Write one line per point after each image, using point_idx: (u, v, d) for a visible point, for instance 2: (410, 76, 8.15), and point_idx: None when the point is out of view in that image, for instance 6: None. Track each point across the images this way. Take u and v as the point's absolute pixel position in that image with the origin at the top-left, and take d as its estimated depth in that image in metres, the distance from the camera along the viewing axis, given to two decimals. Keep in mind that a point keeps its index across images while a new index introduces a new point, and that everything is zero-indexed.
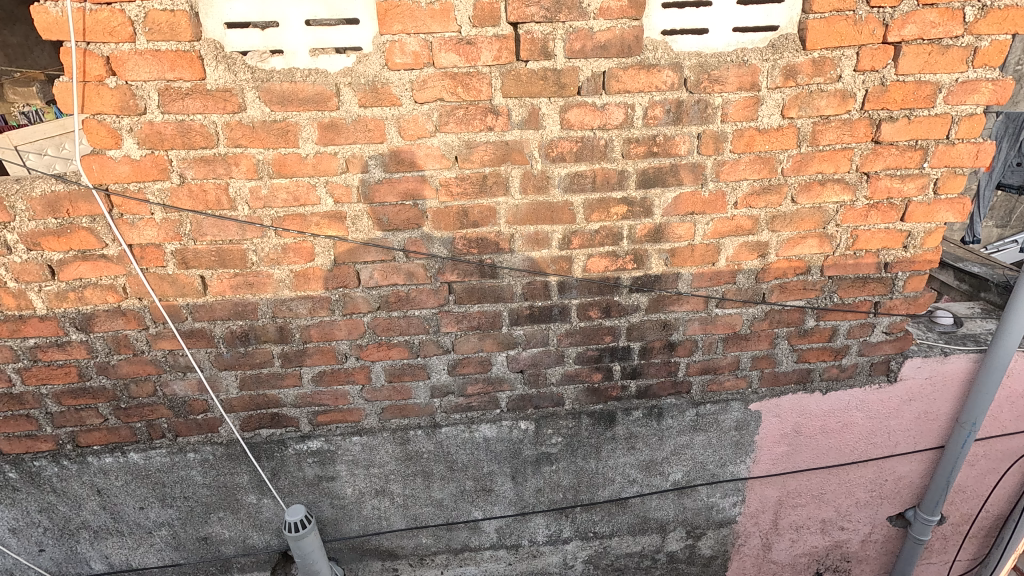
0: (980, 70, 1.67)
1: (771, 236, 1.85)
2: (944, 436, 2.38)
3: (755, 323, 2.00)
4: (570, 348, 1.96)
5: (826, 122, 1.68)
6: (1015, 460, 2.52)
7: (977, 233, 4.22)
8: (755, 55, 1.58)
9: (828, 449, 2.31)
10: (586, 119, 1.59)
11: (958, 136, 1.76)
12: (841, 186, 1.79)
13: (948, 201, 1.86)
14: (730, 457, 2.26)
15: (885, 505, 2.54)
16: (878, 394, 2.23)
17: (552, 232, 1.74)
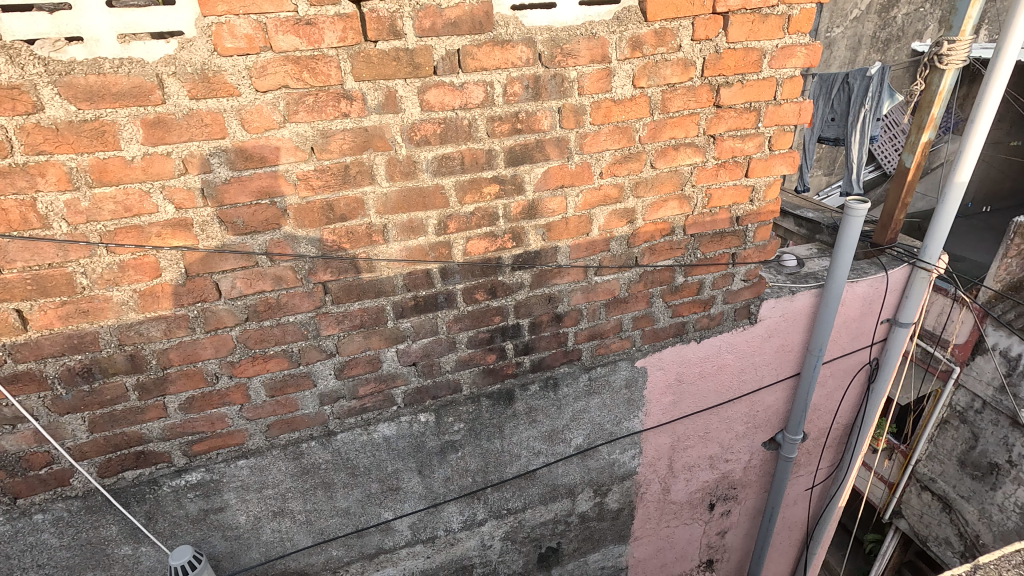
0: (795, 36, 1.86)
1: (636, 202, 1.94)
2: (798, 364, 2.70)
3: (632, 285, 2.12)
4: (461, 333, 1.94)
5: (673, 89, 1.78)
6: (854, 375, 2.93)
7: (807, 183, 4.82)
8: (602, 28, 1.62)
9: (708, 392, 2.53)
10: (446, 100, 1.55)
11: (783, 96, 1.96)
12: (692, 149, 1.92)
13: (781, 155, 2.08)
14: (625, 414, 2.40)
15: (759, 433, 2.84)
16: (744, 336, 2.47)
17: (427, 218, 1.70)
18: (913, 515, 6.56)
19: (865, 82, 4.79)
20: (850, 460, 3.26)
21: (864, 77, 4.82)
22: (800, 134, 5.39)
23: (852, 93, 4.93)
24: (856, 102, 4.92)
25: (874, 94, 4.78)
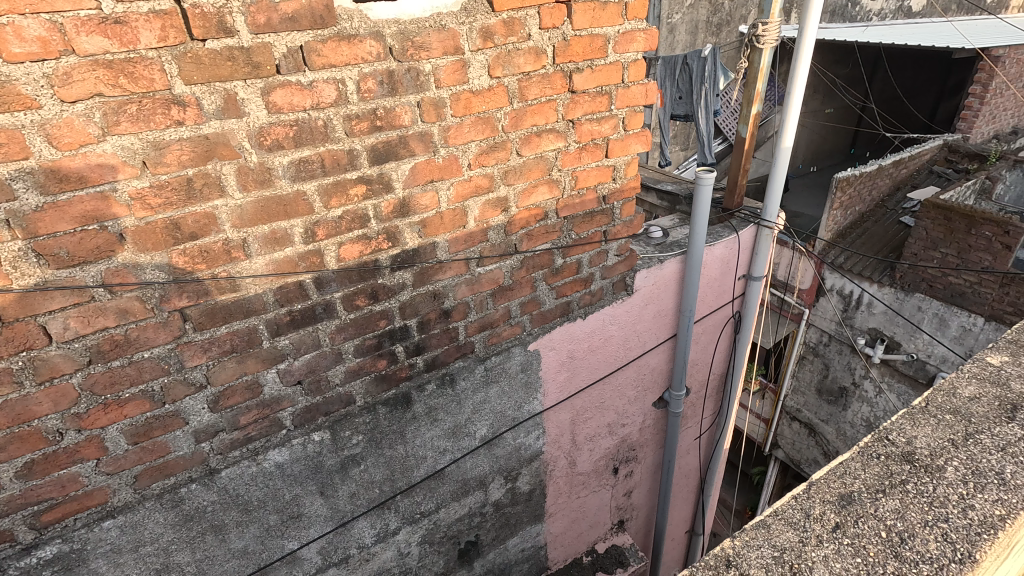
0: (633, 21, 1.98)
1: (508, 190, 1.98)
2: (674, 326, 2.93)
3: (514, 272, 2.16)
4: (345, 343, 1.86)
5: (529, 77, 1.83)
6: (722, 329, 3.24)
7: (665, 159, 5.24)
8: (452, 20, 1.62)
9: (598, 364, 2.67)
10: (295, 100, 1.46)
11: (630, 79, 2.08)
12: (554, 134, 1.98)
13: (635, 135, 2.21)
14: (525, 397, 2.45)
15: (649, 395, 3.05)
16: (623, 307, 2.62)
17: (291, 227, 1.59)
18: (787, 444, 7.44)
19: (701, 63, 5.30)
20: (728, 405, 3.61)
21: (700, 59, 5.31)
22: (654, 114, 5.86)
23: (693, 73, 5.45)
24: (697, 82, 5.45)
25: (710, 74, 5.34)
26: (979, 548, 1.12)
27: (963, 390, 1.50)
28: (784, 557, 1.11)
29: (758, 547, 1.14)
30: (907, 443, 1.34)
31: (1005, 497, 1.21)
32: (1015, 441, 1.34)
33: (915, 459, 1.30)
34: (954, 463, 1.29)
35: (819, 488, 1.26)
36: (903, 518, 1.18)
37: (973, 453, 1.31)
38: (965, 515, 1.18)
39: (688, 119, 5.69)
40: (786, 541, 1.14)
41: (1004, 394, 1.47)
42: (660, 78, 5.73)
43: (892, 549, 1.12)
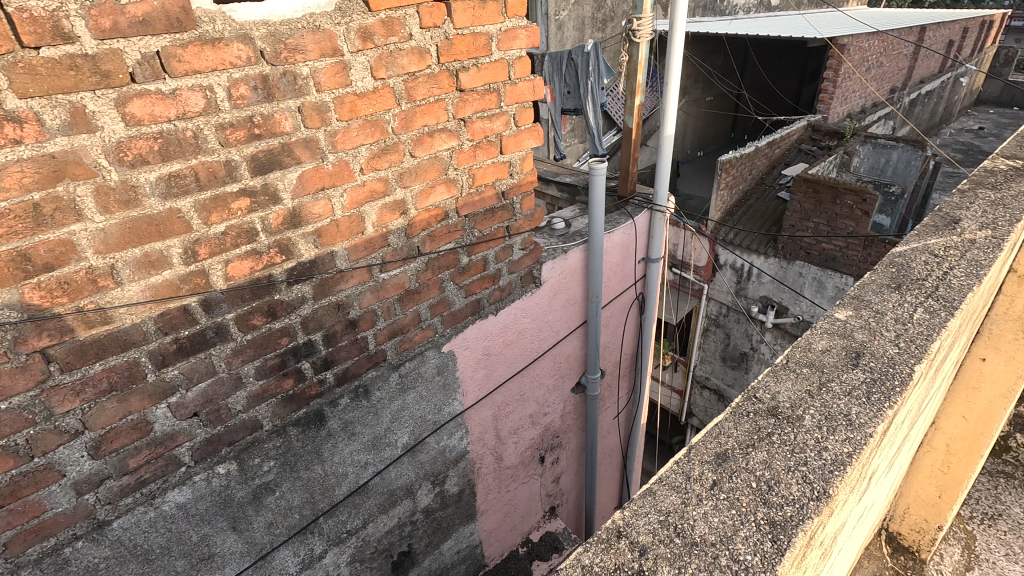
0: (514, 19, 2.01)
1: (405, 193, 1.94)
2: (584, 313, 3.04)
3: (420, 275, 2.13)
4: (245, 366, 1.75)
5: (414, 78, 1.81)
6: (628, 311, 3.41)
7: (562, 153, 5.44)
8: (326, 20, 1.56)
9: (514, 357, 2.70)
10: (156, 110, 1.35)
11: (516, 76, 2.12)
12: (446, 134, 1.98)
13: (527, 130, 2.26)
14: (444, 399, 2.43)
15: (566, 382, 3.14)
16: (533, 299, 2.67)
17: (167, 248, 1.47)
18: (700, 411, 7.96)
19: (586, 58, 5.59)
20: (641, 382, 3.82)
21: (584, 54, 5.60)
22: (546, 109, 6.06)
23: (578, 67, 5.72)
24: (583, 75, 5.74)
25: (593, 67, 5.66)
26: (841, 483, 0.90)
27: (818, 343, 1.23)
28: (667, 522, 0.87)
29: (641, 507, 0.90)
30: (771, 398, 1.09)
31: (857, 435, 0.99)
32: (867, 382, 1.10)
33: (778, 412, 1.06)
34: (811, 410, 1.05)
35: (691, 449, 1.01)
36: (770, 467, 0.95)
37: (830, 398, 1.08)
38: (822, 455, 0.96)
39: (579, 112, 5.96)
40: (668, 506, 0.89)
41: (850, 343, 1.22)
42: (548, 75, 5.95)
43: (761, 499, 0.90)
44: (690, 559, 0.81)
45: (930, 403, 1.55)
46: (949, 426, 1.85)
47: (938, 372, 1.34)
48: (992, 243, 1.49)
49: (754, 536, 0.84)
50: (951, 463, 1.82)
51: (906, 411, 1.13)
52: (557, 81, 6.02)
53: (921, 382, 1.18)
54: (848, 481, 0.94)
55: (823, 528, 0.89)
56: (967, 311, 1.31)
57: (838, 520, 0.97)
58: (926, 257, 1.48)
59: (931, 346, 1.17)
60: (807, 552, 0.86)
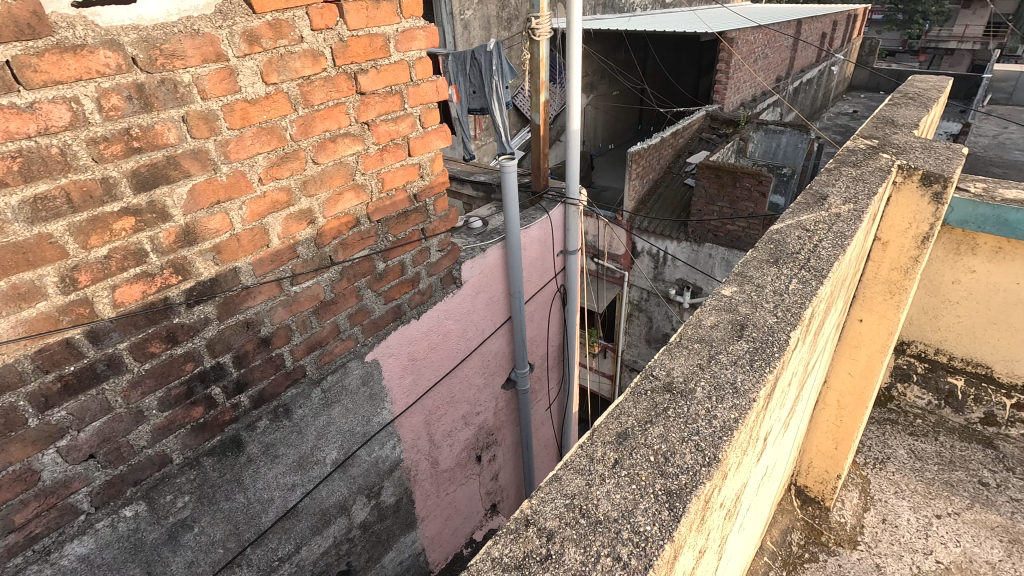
0: (411, 19, 1.99)
1: (310, 202, 1.87)
2: (507, 309, 3.08)
3: (334, 285, 2.06)
4: (146, 399, 1.62)
5: (310, 82, 1.74)
6: (551, 304, 3.49)
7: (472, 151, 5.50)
8: (205, 24, 1.47)
9: (440, 360, 2.69)
10: (12, 126, 1.21)
11: (418, 77, 2.10)
12: (350, 138, 1.92)
13: (434, 131, 2.24)
14: (372, 409, 2.37)
15: (495, 379, 3.17)
16: (455, 300, 2.67)
17: (41, 278, 1.33)
18: None
19: (489, 57, 5.66)
20: (569, 373, 3.93)
21: (487, 53, 5.66)
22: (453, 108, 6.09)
23: (482, 67, 5.73)
24: (487, 75, 5.76)
25: (497, 67, 5.71)
26: (729, 448, 0.92)
27: (708, 318, 1.25)
28: (572, 505, 0.86)
29: (546, 490, 0.88)
30: (666, 374, 1.10)
31: (743, 401, 1.01)
32: (750, 351, 1.13)
33: (673, 386, 1.06)
34: (702, 382, 1.07)
35: (594, 432, 0.99)
36: (666, 440, 0.95)
37: (718, 369, 1.09)
38: (712, 423, 0.97)
39: (486, 111, 6.05)
40: (573, 489, 0.88)
41: (735, 316, 1.24)
42: (452, 75, 5.90)
43: (658, 471, 0.90)
44: (593, 538, 0.81)
45: (817, 366, 1.68)
46: (837, 383, 2.08)
47: (819, 336, 1.42)
48: (855, 215, 1.59)
49: (653, 507, 0.83)
50: (843, 416, 2.09)
51: (786, 377, 1.16)
52: (462, 80, 6.05)
53: (800, 347, 1.22)
54: (737, 443, 0.96)
55: (717, 491, 0.91)
56: (835, 278, 1.37)
57: (736, 483, 1.00)
58: (799, 232, 1.55)
59: (804, 312, 1.21)
60: (704, 516, 0.88)
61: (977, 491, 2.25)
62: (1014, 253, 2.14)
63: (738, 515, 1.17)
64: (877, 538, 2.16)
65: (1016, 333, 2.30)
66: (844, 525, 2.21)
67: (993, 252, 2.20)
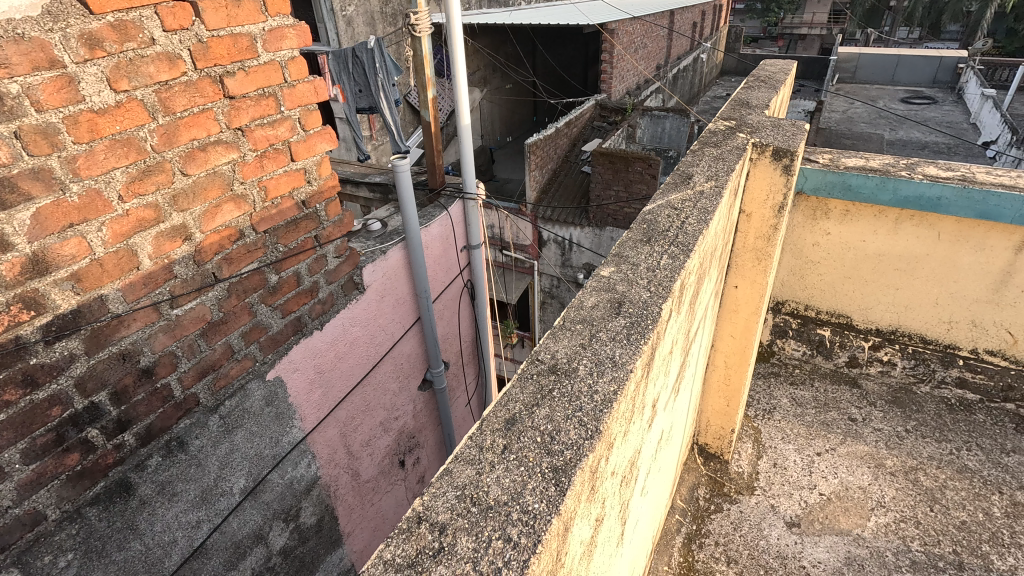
0: (278, 18, 1.90)
1: (184, 217, 1.74)
2: (415, 310, 3.07)
3: (222, 303, 1.93)
4: (6, 453, 1.43)
5: (168, 88, 1.61)
6: (459, 301, 3.52)
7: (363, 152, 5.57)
8: (32, 27, 1.31)
9: (348, 370, 2.62)
10: None
11: (292, 78, 2.00)
12: (222, 146, 1.80)
13: (317, 133, 2.15)
14: (280, 428, 2.25)
15: (408, 381, 3.16)
16: (359, 306, 2.60)
17: None
18: None
19: (370, 54, 5.53)
20: (485, 366, 3.99)
21: (367, 51, 5.53)
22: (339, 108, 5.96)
23: (364, 65, 5.64)
24: (371, 72, 5.66)
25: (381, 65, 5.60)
26: (610, 419, 0.93)
27: (588, 300, 1.27)
28: (464, 495, 0.85)
29: (436, 485, 0.86)
30: (551, 356, 1.11)
31: (621, 373, 1.01)
32: (627, 326, 1.14)
33: (557, 367, 1.07)
34: (584, 360, 1.08)
35: (482, 421, 0.98)
36: (552, 420, 0.95)
37: (599, 346, 1.11)
38: (594, 398, 0.97)
39: (374, 110, 5.96)
40: (464, 479, 0.87)
41: (614, 295, 1.27)
42: (336, 74, 5.83)
43: (545, 450, 0.90)
44: (484, 524, 0.80)
45: (700, 332, 1.80)
46: (723, 345, 2.28)
47: (695, 304, 1.53)
48: (715, 191, 1.68)
49: (540, 485, 0.83)
50: (731, 375, 2.30)
51: (661, 348, 1.19)
52: (345, 79, 5.93)
53: (674, 316, 1.27)
54: (619, 414, 0.97)
55: (603, 461, 0.92)
56: (701, 250, 1.44)
57: (626, 451, 1.05)
58: (669, 212, 1.61)
59: (674, 286, 1.24)
60: (592, 486, 0.89)
61: (847, 426, 2.55)
62: (858, 214, 2.43)
63: (637, 481, 1.23)
64: (771, 482, 2.38)
65: (865, 284, 2.60)
66: (742, 474, 2.42)
67: (842, 214, 2.47)
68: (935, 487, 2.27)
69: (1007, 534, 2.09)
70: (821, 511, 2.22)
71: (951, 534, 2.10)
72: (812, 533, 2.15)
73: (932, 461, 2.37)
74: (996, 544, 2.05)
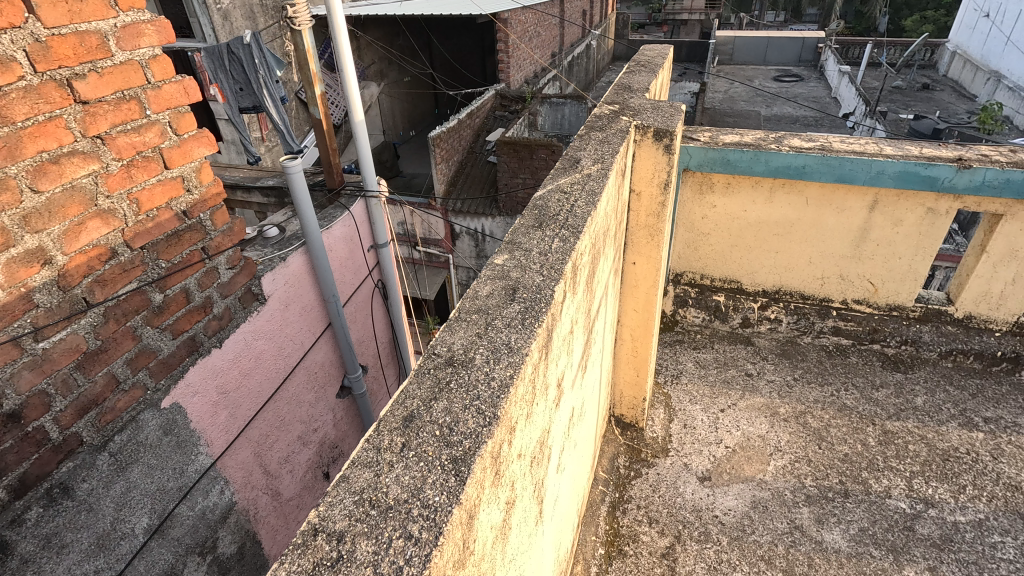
0: (131, 13, 1.72)
1: (40, 238, 1.55)
2: (324, 316, 2.96)
3: (99, 330, 1.76)
4: None
5: (3, 95, 1.41)
6: (370, 302, 3.46)
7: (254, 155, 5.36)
8: None
9: (255, 386, 2.48)
10: None
11: (157, 79, 1.83)
12: (79, 158, 1.62)
13: (193, 138, 1.98)
14: (183, 457, 2.08)
15: (324, 390, 3.07)
16: (261, 317, 2.47)
17: None
18: None
19: (247, 50, 5.18)
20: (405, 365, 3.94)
21: (243, 46, 5.17)
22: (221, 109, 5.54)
23: (243, 62, 5.28)
24: (251, 70, 5.31)
25: (262, 61, 5.29)
26: (508, 403, 0.93)
27: (484, 289, 1.28)
28: (362, 499, 0.83)
29: (332, 493, 0.84)
30: (447, 349, 1.11)
31: (516, 357, 1.02)
32: (521, 311, 1.15)
33: (454, 359, 1.08)
34: (480, 349, 1.08)
35: (378, 422, 0.96)
36: (451, 411, 0.96)
37: (495, 334, 1.11)
38: (491, 384, 0.97)
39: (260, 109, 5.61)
40: (362, 483, 0.85)
41: (508, 282, 1.28)
42: (211, 73, 5.43)
43: (444, 442, 0.90)
44: (383, 525, 0.79)
45: (602, 310, 1.87)
46: (628, 319, 2.39)
47: (592, 284, 1.58)
48: (602, 173, 1.74)
49: (441, 477, 0.83)
50: (638, 346, 2.43)
51: (558, 330, 1.22)
52: (222, 78, 5.52)
53: (568, 297, 1.30)
54: (517, 397, 0.98)
55: (505, 445, 0.93)
56: (590, 231, 1.48)
57: (532, 432, 1.08)
58: (558, 196, 1.65)
59: (565, 267, 1.27)
60: (496, 471, 0.90)
61: (745, 382, 2.78)
62: (738, 186, 2.63)
63: (549, 459, 1.28)
64: (683, 442, 2.54)
65: (751, 250, 2.82)
66: (656, 439, 2.56)
67: (725, 187, 2.66)
68: (821, 427, 2.53)
69: (881, 459, 2.38)
70: (728, 462, 2.41)
71: (836, 466, 2.36)
72: (722, 483, 2.33)
73: (817, 404, 2.63)
74: (873, 469, 2.34)
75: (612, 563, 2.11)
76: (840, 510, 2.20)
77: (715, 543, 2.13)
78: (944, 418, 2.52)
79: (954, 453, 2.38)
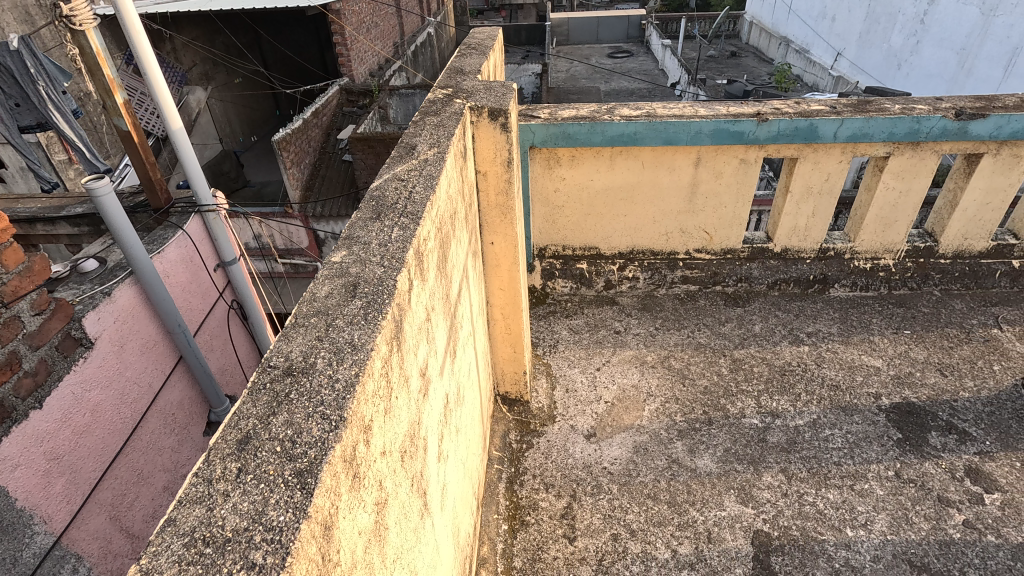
0: None
1: None
2: (172, 349, 2.67)
3: None
4: None
5: None
6: (227, 323, 3.19)
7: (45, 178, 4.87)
8: None
9: (98, 442, 2.18)
10: None
11: None
12: None
13: None
14: (13, 543, 1.77)
15: (187, 429, 2.79)
16: (91, 364, 2.16)
17: None
18: None
19: (17, 58, 4.41)
20: None
21: (9, 52, 4.39)
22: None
23: (12, 71, 4.48)
24: (24, 80, 4.55)
25: (36, 67, 4.55)
26: (354, 402, 0.89)
27: (323, 290, 1.22)
28: (194, 539, 0.76)
29: (156, 541, 0.76)
30: (284, 359, 1.04)
31: (361, 354, 0.98)
32: (364, 306, 1.10)
33: (293, 368, 1.02)
34: (322, 352, 1.03)
35: (209, 452, 0.88)
36: (292, 423, 0.91)
37: (336, 334, 1.06)
38: (335, 387, 0.92)
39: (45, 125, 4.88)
40: (192, 522, 0.78)
41: (349, 278, 1.24)
42: None
43: (287, 457, 0.84)
44: (222, 560, 0.74)
45: (466, 294, 1.88)
46: (496, 299, 2.45)
47: (445, 270, 1.58)
48: (438, 156, 1.73)
49: (284, 494, 0.78)
50: (511, 323, 2.50)
51: (410, 320, 1.20)
52: None
53: (417, 287, 1.28)
54: (368, 395, 0.95)
55: (362, 445, 0.90)
56: (431, 216, 1.47)
57: (396, 429, 1.06)
58: (396, 184, 1.62)
59: (407, 256, 1.24)
60: (353, 475, 0.87)
61: (614, 339, 2.98)
62: (582, 158, 2.78)
63: (427, 449, 1.26)
64: (567, 406, 2.67)
65: (602, 218, 3.01)
66: (542, 408, 2.66)
67: (570, 160, 2.79)
68: (683, 366, 2.80)
69: (733, 385, 2.69)
70: (609, 416, 2.58)
71: (699, 399, 2.63)
72: (607, 436, 2.49)
73: (677, 347, 2.90)
74: (728, 395, 2.63)
75: (516, 535, 2.17)
76: (707, 437, 2.45)
77: (607, 493, 2.28)
78: (776, 339, 2.91)
79: (788, 367, 2.76)
